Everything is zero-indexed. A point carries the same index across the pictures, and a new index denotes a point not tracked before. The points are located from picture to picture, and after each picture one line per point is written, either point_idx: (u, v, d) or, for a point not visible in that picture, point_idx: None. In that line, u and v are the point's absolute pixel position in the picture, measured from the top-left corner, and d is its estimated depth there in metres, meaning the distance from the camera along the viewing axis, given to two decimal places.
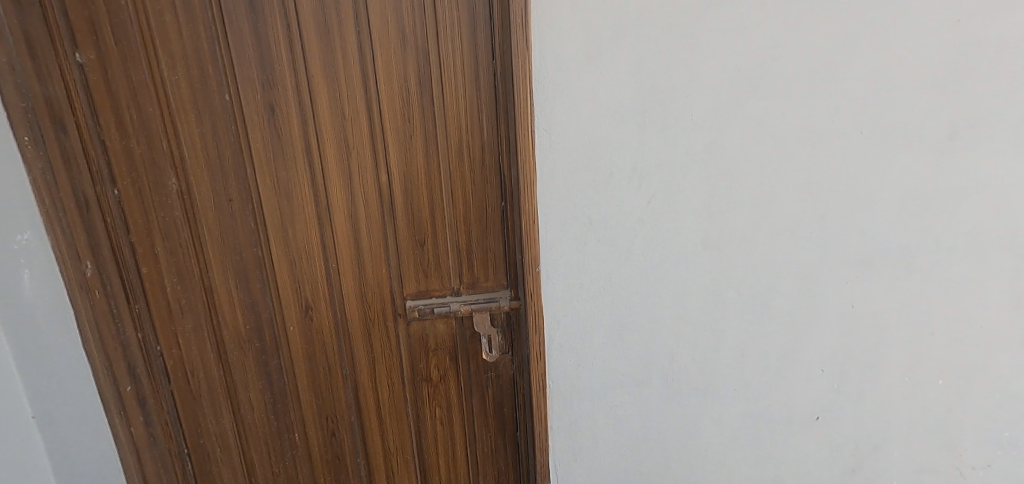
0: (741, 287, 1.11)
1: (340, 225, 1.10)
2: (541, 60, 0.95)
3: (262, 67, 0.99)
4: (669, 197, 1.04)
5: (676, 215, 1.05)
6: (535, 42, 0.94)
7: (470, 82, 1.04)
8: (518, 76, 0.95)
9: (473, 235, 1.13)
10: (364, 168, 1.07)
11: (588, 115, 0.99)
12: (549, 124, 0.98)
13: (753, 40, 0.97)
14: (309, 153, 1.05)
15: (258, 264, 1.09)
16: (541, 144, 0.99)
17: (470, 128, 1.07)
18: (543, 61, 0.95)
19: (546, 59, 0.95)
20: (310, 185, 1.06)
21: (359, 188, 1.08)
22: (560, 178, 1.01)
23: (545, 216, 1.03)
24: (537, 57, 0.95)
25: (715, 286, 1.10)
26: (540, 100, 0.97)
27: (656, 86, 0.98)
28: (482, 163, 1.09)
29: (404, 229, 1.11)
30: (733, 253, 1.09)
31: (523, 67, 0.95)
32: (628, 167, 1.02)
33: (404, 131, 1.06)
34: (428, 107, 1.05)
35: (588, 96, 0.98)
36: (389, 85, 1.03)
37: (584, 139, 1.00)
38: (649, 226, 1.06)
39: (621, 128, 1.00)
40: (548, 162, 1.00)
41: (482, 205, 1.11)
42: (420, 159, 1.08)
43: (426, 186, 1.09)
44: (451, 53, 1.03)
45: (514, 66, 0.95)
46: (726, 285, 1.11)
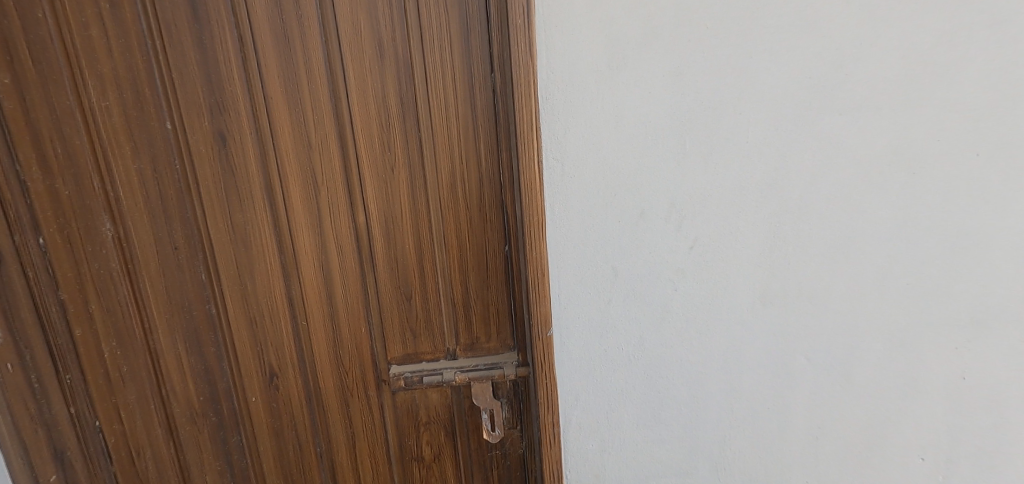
0: (816, 354, 0.86)
1: (309, 276, 0.90)
2: (549, 70, 0.74)
3: (210, 88, 0.81)
4: (718, 242, 0.81)
5: (727, 263, 0.82)
6: (541, 49, 0.74)
7: (463, 101, 0.85)
8: (520, 90, 0.74)
9: (471, 287, 0.93)
10: (336, 209, 0.88)
11: (611, 140, 0.77)
12: (560, 153, 0.77)
13: (827, 38, 0.74)
14: (269, 192, 0.86)
15: (213, 323, 0.91)
16: (552, 177, 0.78)
17: (465, 157, 0.87)
18: (550, 71, 0.74)
19: (555, 70, 0.74)
20: (273, 230, 0.88)
21: (330, 233, 0.89)
22: (576, 219, 0.79)
23: (557, 268, 0.81)
24: (544, 67, 0.74)
25: (780, 353, 0.86)
26: (548, 121, 0.76)
27: (699, 101, 0.76)
28: (480, 200, 0.89)
29: (386, 281, 0.92)
30: (802, 312, 0.84)
31: (525, 82, 0.74)
32: (664, 204, 0.79)
33: (384, 162, 0.87)
34: (413, 132, 0.86)
35: (610, 115, 0.76)
36: (364, 107, 0.84)
37: (606, 170, 0.78)
38: (692, 278, 0.83)
39: (655, 155, 0.78)
40: (562, 199, 0.79)
41: (481, 251, 0.91)
42: (405, 196, 0.88)
43: (412, 229, 0.90)
44: (439, 66, 0.83)
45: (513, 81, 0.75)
46: (794, 353, 0.86)
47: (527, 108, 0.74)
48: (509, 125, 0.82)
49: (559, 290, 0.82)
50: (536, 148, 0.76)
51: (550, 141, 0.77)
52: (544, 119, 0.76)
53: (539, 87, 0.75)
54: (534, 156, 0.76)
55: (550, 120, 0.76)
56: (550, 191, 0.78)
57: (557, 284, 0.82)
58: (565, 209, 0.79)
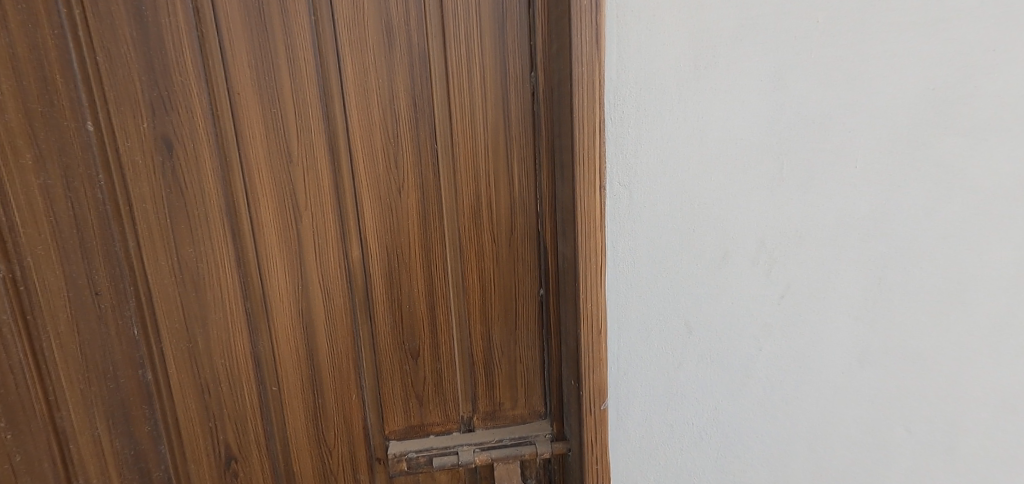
0: (920, 428, 0.69)
1: (283, 329, 0.69)
2: (620, 69, 0.57)
3: (152, 78, 0.60)
4: (814, 290, 0.65)
5: (823, 317, 0.66)
6: (611, 41, 0.56)
7: (493, 107, 0.67)
8: (583, 95, 0.57)
9: (494, 340, 0.74)
10: (323, 241, 0.67)
11: (692, 162, 0.60)
12: (628, 177, 0.59)
13: (959, 38, 0.58)
14: (232, 220, 0.65)
15: (148, 394, 0.67)
16: (615, 208, 0.60)
17: (493, 178, 0.68)
18: (622, 69, 0.57)
19: (628, 68, 0.57)
20: (236, 270, 0.66)
21: (315, 273, 0.68)
22: (643, 261, 0.62)
23: (616, 324, 0.63)
24: (613, 64, 0.57)
25: (879, 427, 0.69)
26: (614, 136, 0.59)
27: (803, 115, 0.59)
28: (510, 232, 0.70)
29: (387, 333, 0.71)
30: (909, 377, 0.68)
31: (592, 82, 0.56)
32: (752, 243, 0.63)
33: (390, 182, 0.67)
34: (428, 145, 0.67)
35: (692, 130, 0.59)
36: (365, 111, 0.64)
37: (684, 200, 0.61)
38: (780, 336, 0.66)
39: (746, 181, 0.61)
40: (627, 236, 0.61)
41: (509, 295, 0.72)
42: (414, 226, 0.69)
43: (422, 268, 0.70)
44: (465, 61, 0.65)
45: (572, 81, 0.57)
46: (893, 427, 0.69)
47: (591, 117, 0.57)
48: (556, 140, 0.64)
49: (617, 350, 0.64)
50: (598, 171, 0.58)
51: (616, 161, 0.59)
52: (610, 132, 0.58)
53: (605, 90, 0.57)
54: (597, 180, 0.59)
55: (616, 133, 0.58)
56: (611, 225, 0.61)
57: (614, 343, 0.64)
58: (630, 248, 0.62)
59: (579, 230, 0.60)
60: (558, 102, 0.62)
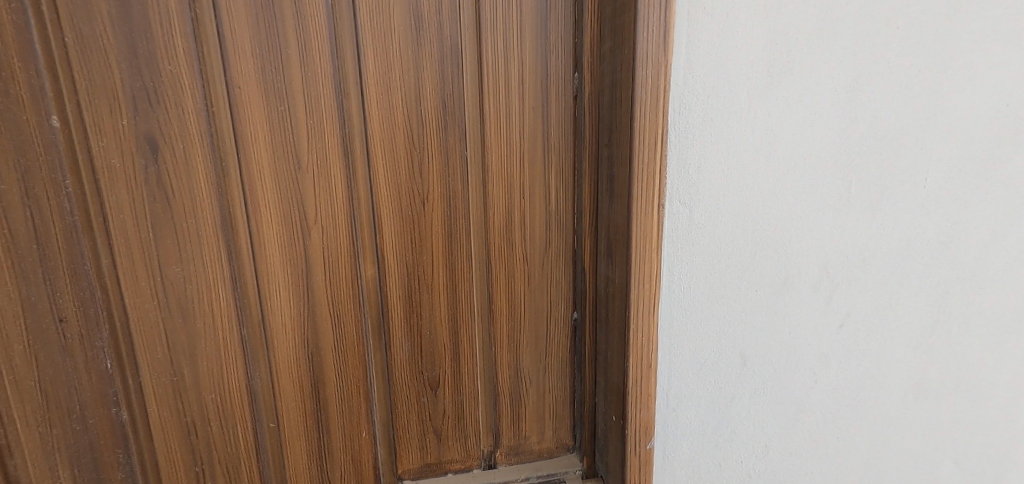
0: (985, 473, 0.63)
1: (285, 359, 0.60)
2: (689, 72, 0.52)
3: (136, 66, 0.50)
4: (877, 318, 0.59)
5: (882, 350, 0.61)
6: (679, 46, 0.51)
7: (531, 111, 0.60)
8: (647, 104, 0.51)
9: (522, 367, 0.67)
10: (335, 260, 0.59)
11: (758, 180, 0.54)
12: (690, 194, 0.54)
13: None
14: (229, 235, 0.55)
15: (122, 439, 0.56)
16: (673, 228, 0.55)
17: (527, 191, 0.61)
18: (691, 72, 0.52)
19: (697, 72, 0.52)
20: (231, 292, 0.57)
21: (324, 296, 0.59)
22: (700, 288, 0.56)
23: (667, 353, 0.59)
24: (681, 67, 0.52)
25: (939, 469, 0.64)
26: (677, 148, 0.53)
27: (878, 131, 0.54)
28: (545, 249, 0.64)
29: (404, 362, 0.63)
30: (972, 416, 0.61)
31: (660, 88, 0.51)
32: (814, 266, 0.57)
33: (413, 194, 0.59)
34: (457, 153, 0.59)
35: (760, 147, 0.53)
36: (387, 112, 0.56)
37: (747, 221, 0.55)
38: (837, 365, 0.61)
39: (812, 200, 0.55)
40: (683, 259, 0.56)
41: (539, 319, 0.66)
42: (438, 243, 0.61)
43: (445, 289, 0.62)
44: (502, 59, 0.58)
45: (634, 87, 0.51)
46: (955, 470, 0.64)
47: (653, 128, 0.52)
48: (604, 152, 0.58)
49: (668, 382, 0.60)
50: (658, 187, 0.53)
51: (677, 176, 0.54)
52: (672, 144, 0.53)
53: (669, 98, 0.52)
54: (655, 198, 0.53)
55: (679, 145, 0.53)
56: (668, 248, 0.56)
57: (665, 375, 0.59)
58: (687, 273, 0.56)
59: (633, 253, 0.54)
60: (609, 111, 0.56)
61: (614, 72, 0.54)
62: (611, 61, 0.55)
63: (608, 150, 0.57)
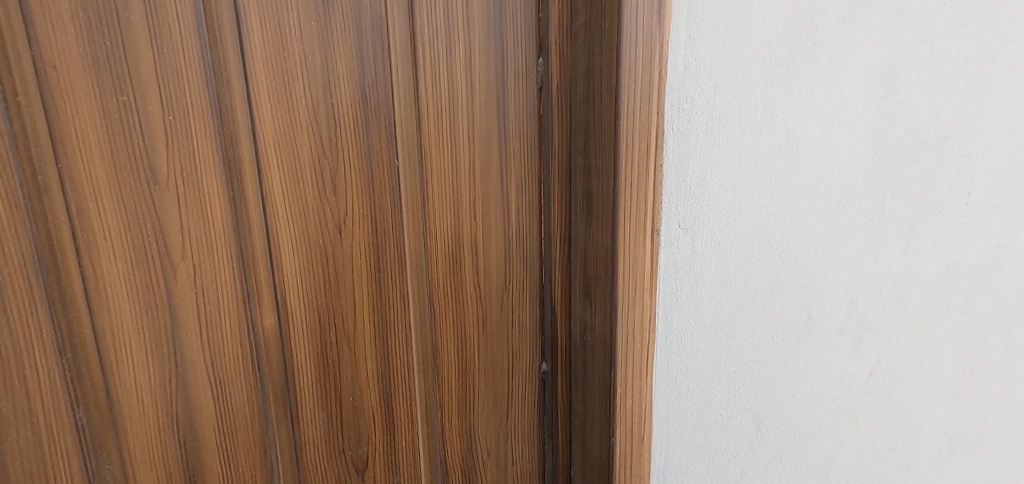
0: None
1: (145, 450, 0.42)
2: (691, 60, 0.43)
3: None
4: (910, 376, 0.42)
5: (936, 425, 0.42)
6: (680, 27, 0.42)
7: (483, 110, 0.46)
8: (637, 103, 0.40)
9: (477, 435, 0.52)
10: (217, 308, 0.43)
11: (778, 194, 0.43)
12: (694, 217, 0.45)
13: None
14: (51, 279, 0.37)
15: None
16: (671, 259, 0.47)
17: (479, 211, 0.48)
18: (694, 61, 0.42)
19: (702, 60, 0.42)
20: (59, 362, 0.39)
21: (201, 359, 0.43)
22: (704, 333, 0.47)
23: (663, 408, 0.50)
24: (680, 57, 0.43)
25: None
26: (676, 159, 0.45)
27: (926, 121, 0.38)
28: (504, 284, 0.50)
29: (319, 439, 0.47)
30: None
31: (652, 76, 0.41)
32: (841, 306, 0.43)
33: (325, 218, 0.44)
34: (385, 161, 0.44)
35: (772, 153, 0.42)
36: (285, 106, 0.41)
37: (766, 246, 0.44)
38: (872, 435, 0.44)
39: (842, 219, 0.42)
40: (684, 297, 0.47)
41: (498, 372, 0.52)
42: (364, 281, 0.46)
43: (375, 341, 0.47)
44: (445, 42, 0.44)
45: (620, 71, 0.39)
46: None
47: (646, 128, 0.41)
48: (578, 161, 0.45)
49: (666, 438, 0.51)
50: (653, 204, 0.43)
51: (677, 196, 0.45)
52: (668, 155, 0.45)
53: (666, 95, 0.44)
54: (648, 220, 0.43)
55: (678, 155, 0.44)
56: (663, 286, 0.48)
57: (663, 429, 0.51)
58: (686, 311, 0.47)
59: (620, 293, 0.43)
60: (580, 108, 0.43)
61: (588, 56, 0.42)
62: (585, 40, 0.42)
63: (583, 159, 0.44)
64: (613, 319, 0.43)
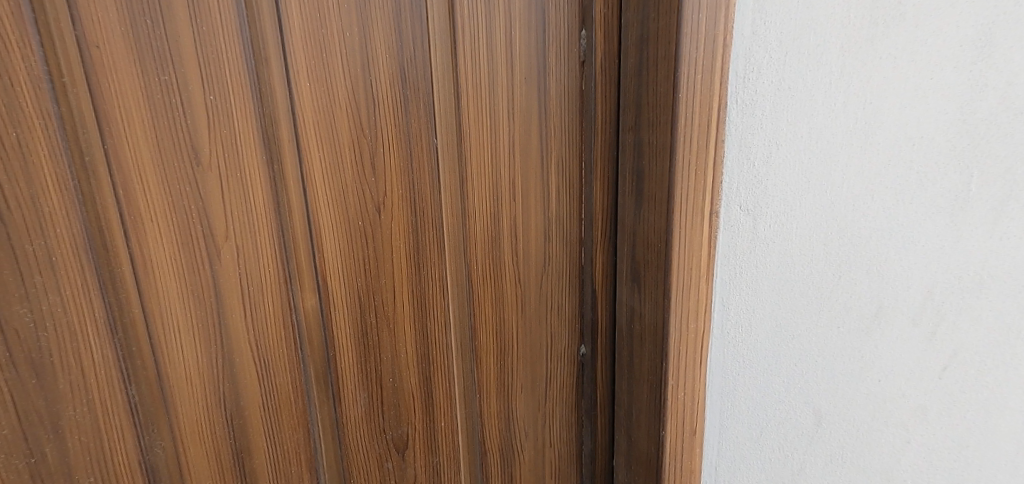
0: None
1: (195, 426, 0.43)
2: (760, 25, 0.40)
3: None
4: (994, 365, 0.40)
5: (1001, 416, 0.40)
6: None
7: (524, 88, 0.45)
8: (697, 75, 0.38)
9: (515, 418, 0.52)
10: (261, 289, 0.43)
11: (851, 170, 0.41)
12: (758, 198, 0.43)
13: None
14: (101, 260, 0.38)
15: None
16: (732, 242, 0.45)
17: (518, 191, 0.47)
18: (764, 26, 0.40)
19: (772, 21, 0.40)
20: (111, 340, 0.39)
21: (246, 340, 0.43)
22: (765, 322, 0.46)
23: (720, 401, 0.49)
24: (748, 20, 0.41)
25: None
26: (740, 135, 0.43)
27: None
28: (544, 266, 0.50)
29: (360, 420, 0.48)
30: None
31: (716, 42, 0.39)
32: (914, 293, 0.41)
33: (364, 199, 0.43)
34: (424, 141, 0.43)
35: (846, 131, 0.40)
36: (324, 85, 0.40)
37: (834, 228, 0.42)
38: (941, 432, 0.42)
39: (917, 201, 0.39)
40: (743, 284, 0.46)
41: (536, 355, 0.51)
42: (403, 263, 0.45)
43: (414, 323, 0.47)
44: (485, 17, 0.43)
45: (680, 36, 0.37)
46: None
47: (708, 98, 0.39)
48: (629, 139, 0.43)
49: (718, 431, 0.50)
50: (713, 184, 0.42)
51: (739, 175, 0.43)
52: (731, 131, 0.43)
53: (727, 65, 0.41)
54: (706, 201, 0.41)
55: (744, 130, 0.42)
56: (720, 273, 0.46)
57: (717, 423, 0.50)
58: (742, 296, 0.46)
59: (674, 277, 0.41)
60: (635, 80, 0.42)
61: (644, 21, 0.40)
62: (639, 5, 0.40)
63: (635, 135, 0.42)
64: (663, 305, 0.42)
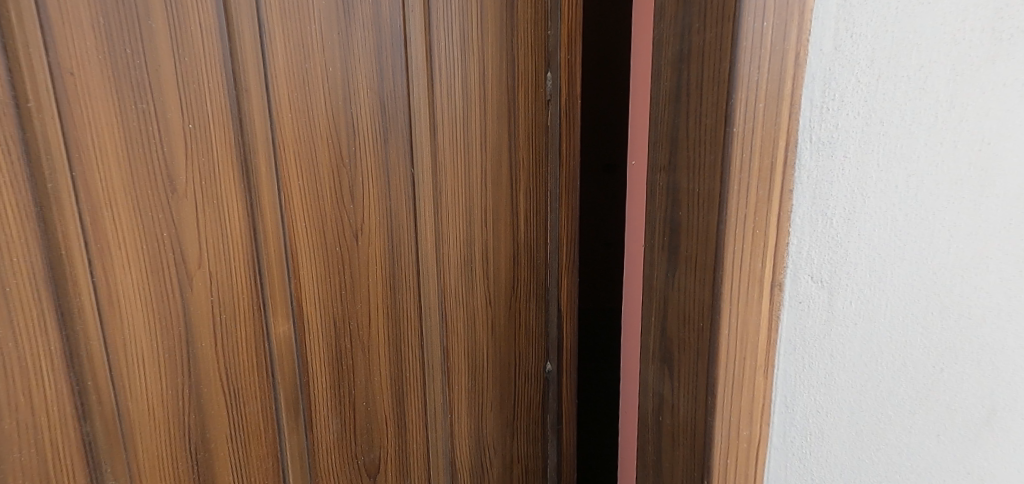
0: None
1: (156, 465, 0.40)
2: (845, 37, 0.30)
3: None
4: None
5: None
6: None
7: (494, 121, 0.49)
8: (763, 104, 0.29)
9: (485, 434, 0.54)
10: (234, 315, 0.42)
11: (957, 228, 0.32)
12: (837, 269, 0.33)
13: None
14: (60, 290, 0.35)
15: None
16: (800, 325, 0.34)
17: (489, 217, 0.50)
18: (850, 38, 0.30)
19: (858, 31, 0.30)
20: (66, 375, 0.36)
21: (216, 369, 0.42)
22: (845, 427, 0.35)
23: None
24: (831, 19, 0.29)
25: None
26: (814, 187, 0.32)
27: None
28: (513, 285, 0.53)
29: (333, 445, 0.48)
30: None
31: (784, 59, 0.29)
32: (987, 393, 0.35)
33: (343, 225, 0.44)
34: (402, 169, 0.45)
35: (932, 193, 0.32)
36: (306, 114, 0.41)
37: (932, 310, 0.33)
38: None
39: (1000, 275, 0.33)
40: (816, 379, 0.35)
41: (506, 371, 0.54)
42: (380, 286, 0.46)
43: (391, 345, 0.48)
44: (461, 56, 0.46)
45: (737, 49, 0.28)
46: None
47: (773, 136, 0.30)
48: (660, 179, 0.35)
49: None
50: (785, 241, 0.32)
51: (812, 236, 0.32)
52: (799, 187, 0.31)
53: (800, 92, 0.30)
54: (765, 270, 0.32)
55: (818, 177, 0.31)
56: (785, 363, 0.35)
57: None
58: (815, 389, 0.35)
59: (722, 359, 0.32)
60: (674, 108, 0.33)
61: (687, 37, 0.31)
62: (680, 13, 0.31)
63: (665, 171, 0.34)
64: (704, 405, 0.33)
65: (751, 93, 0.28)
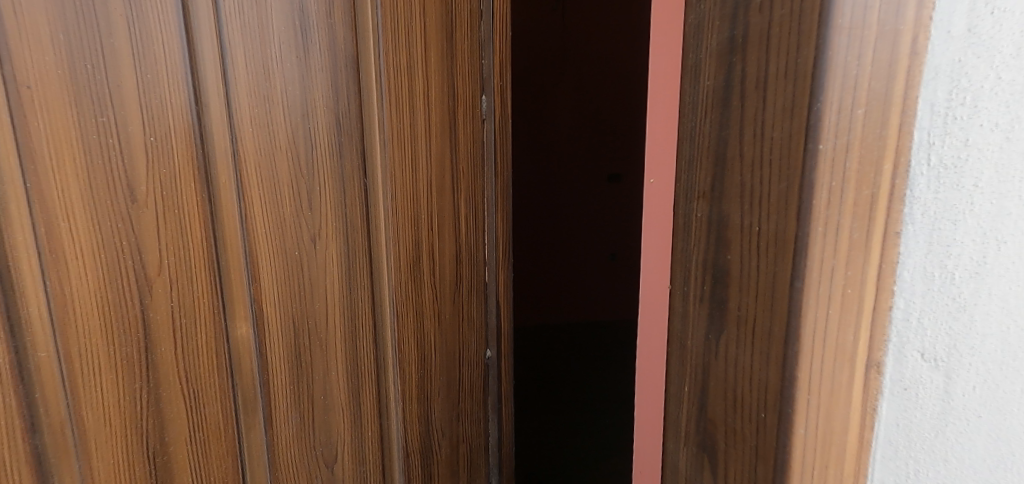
0: None
1: (112, 474, 0.40)
2: (981, 14, 0.23)
3: None
4: None
5: None
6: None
7: (438, 137, 0.55)
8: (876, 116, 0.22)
9: (433, 419, 0.60)
10: (194, 319, 0.43)
11: None
12: (957, 345, 0.25)
13: None
14: (11, 299, 0.34)
15: None
16: (906, 405, 0.27)
17: (434, 222, 0.56)
18: (988, 17, 0.23)
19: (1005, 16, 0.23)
20: (14, 388, 0.35)
21: (176, 375, 0.43)
22: None
23: None
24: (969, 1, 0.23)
25: None
26: (931, 226, 0.24)
27: None
28: (457, 283, 0.60)
29: (292, 439, 0.50)
30: None
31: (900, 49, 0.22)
32: None
33: (301, 231, 0.48)
34: (356, 180, 0.50)
35: None
36: (266, 130, 0.45)
37: None
38: None
39: None
40: (931, 468, 0.27)
41: (450, 360, 0.61)
42: (337, 287, 0.50)
43: (347, 342, 0.52)
44: (408, 80, 0.52)
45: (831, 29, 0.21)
46: None
47: (880, 159, 0.23)
48: (711, 220, 0.28)
49: None
50: (886, 306, 0.25)
51: (931, 294, 0.25)
52: (911, 228, 0.24)
53: (914, 102, 0.23)
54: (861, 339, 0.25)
55: (940, 216, 0.24)
56: (886, 447, 0.27)
57: None
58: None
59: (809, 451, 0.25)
60: (716, 118, 0.27)
61: (745, 58, 0.25)
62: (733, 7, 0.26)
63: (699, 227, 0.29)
64: None
65: (844, 97, 0.21)
